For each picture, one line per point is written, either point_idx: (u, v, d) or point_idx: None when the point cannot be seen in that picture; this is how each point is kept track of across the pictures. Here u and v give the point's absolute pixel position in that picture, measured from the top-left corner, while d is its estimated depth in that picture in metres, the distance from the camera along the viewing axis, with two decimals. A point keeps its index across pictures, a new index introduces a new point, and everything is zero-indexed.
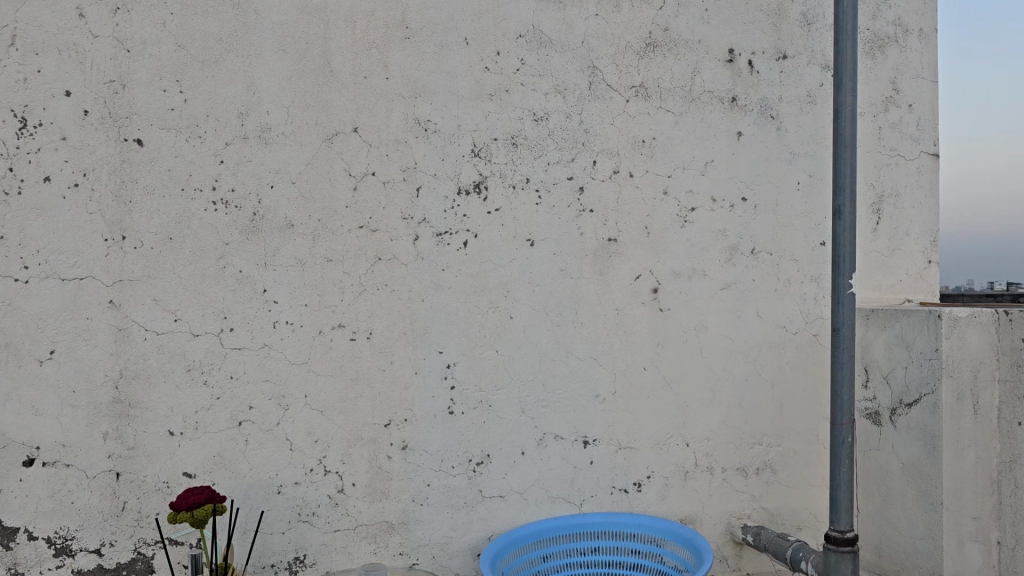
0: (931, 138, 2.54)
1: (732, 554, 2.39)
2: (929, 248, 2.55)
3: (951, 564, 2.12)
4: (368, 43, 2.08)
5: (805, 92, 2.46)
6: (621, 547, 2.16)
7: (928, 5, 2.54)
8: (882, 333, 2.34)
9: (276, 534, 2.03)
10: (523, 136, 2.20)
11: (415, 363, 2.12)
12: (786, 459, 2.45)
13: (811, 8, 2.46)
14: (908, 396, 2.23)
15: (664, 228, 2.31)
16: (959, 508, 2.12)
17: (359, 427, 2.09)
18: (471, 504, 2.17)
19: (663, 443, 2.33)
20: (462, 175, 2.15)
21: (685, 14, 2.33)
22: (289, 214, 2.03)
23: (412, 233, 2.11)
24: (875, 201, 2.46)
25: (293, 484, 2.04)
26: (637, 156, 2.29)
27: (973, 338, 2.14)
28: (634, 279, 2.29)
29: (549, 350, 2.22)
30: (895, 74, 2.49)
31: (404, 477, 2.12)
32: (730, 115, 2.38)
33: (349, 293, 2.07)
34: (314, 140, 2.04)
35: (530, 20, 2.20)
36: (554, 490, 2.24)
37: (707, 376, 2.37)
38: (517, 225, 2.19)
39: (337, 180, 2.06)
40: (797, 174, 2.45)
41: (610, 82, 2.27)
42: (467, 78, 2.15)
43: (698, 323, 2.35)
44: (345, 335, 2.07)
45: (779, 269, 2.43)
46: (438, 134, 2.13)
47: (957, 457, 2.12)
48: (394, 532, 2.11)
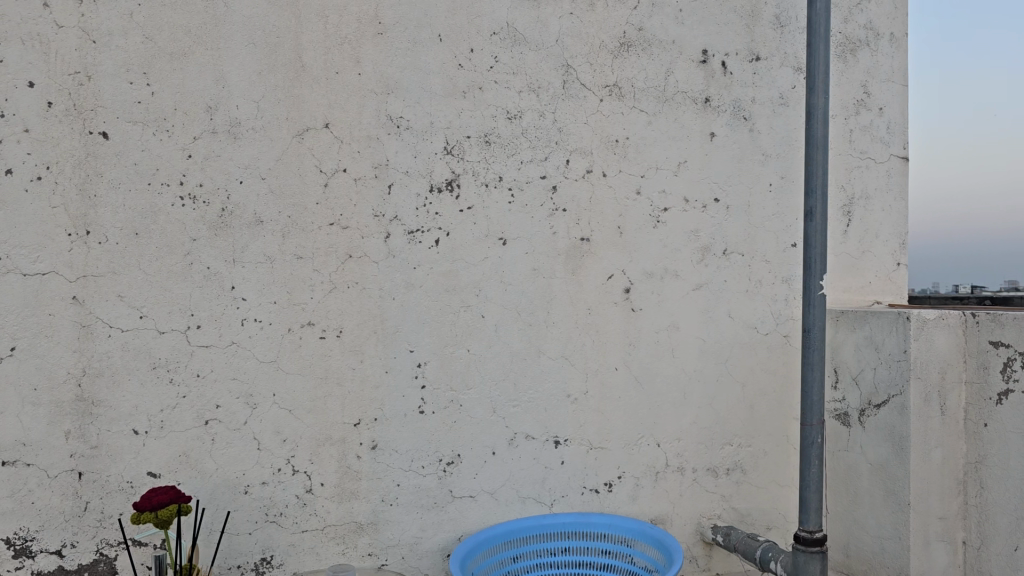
0: (901, 142, 2.56)
1: (702, 555, 2.40)
2: (898, 251, 2.57)
3: (917, 564, 2.14)
4: (341, 38, 2.06)
5: (777, 93, 2.48)
6: (592, 547, 2.16)
7: (899, 9, 2.56)
8: (852, 334, 2.35)
9: (242, 535, 2.00)
10: (496, 134, 2.19)
11: (386, 362, 2.10)
12: (756, 459, 2.46)
13: (784, 10, 2.48)
14: (877, 397, 2.24)
15: (637, 229, 2.31)
16: (925, 508, 2.14)
17: (328, 426, 2.06)
18: (442, 504, 2.16)
19: (634, 443, 2.33)
20: (435, 173, 2.13)
21: (660, 14, 2.33)
22: (258, 210, 2.00)
23: (383, 230, 2.09)
24: (846, 203, 2.48)
25: (260, 484, 2.01)
26: (610, 156, 2.29)
27: (941, 340, 2.16)
28: (607, 279, 2.29)
29: (520, 350, 2.21)
30: (866, 78, 2.51)
31: (373, 477, 2.10)
32: (703, 116, 2.39)
33: (318, 292, 2.05)
34: (285, 135, 2.02)
35: (503, 17, 2.19)
36: (525, 490, 2.23)
37: (678, 377, 2.37)
38: (489, 224, 2.18)
39: (308, 176, 2.04)
40: (769, 176, 2.46)
41: (584, 81, 2.27)
42: (440, 75, 2.14)
43: (670, 323, 2.35)
44: (315, 333, 2.05)
45: (750, 270, 2.44)
46: (411, 131, 2.11)
47: (924, 457, 2.14)
48: (363, 533, 2.09)
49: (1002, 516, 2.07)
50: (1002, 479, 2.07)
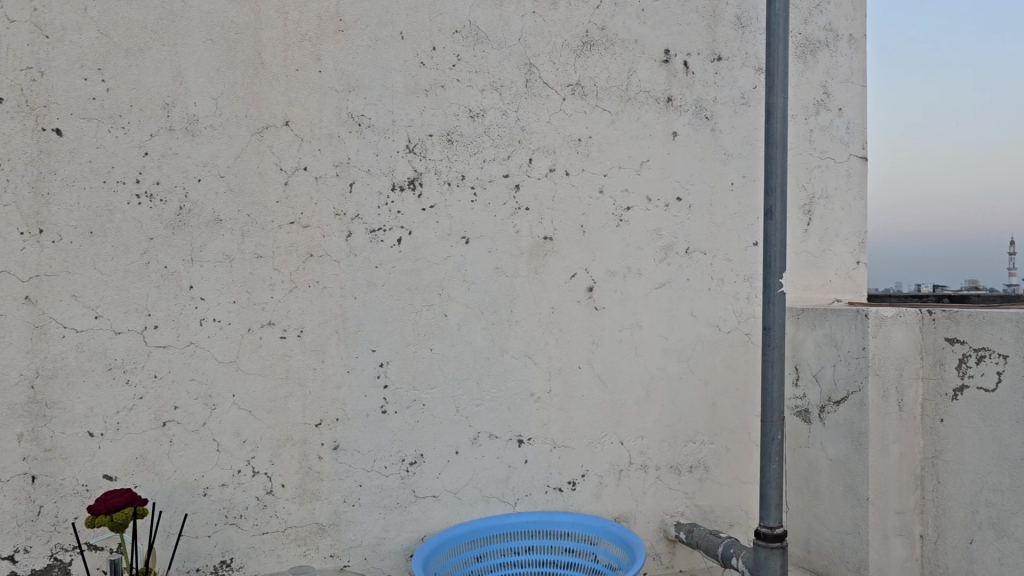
0: (860, 142, 2.60)
1: (666, 552, 2.41)
2: (858, 250, 2.61)
3: (876, 558, 2.17)
4: (300, 35, 2.04)
5: (738, 93, 2.50)
6: (555, 546, 2.16)
7: (858, 10, 2.59)
8: (812, 332, 2.38)
9: (201, 538, 1.98)
10: (458, 132, 2.18)
11: (347, 362, 2.09)
12: (718, 457, 2.48)
13: (745, 11, 2.50)
14: (837, 393, 2.27)
15: (600, 228, 2.32)
16: (884, 503, 2.17)
17: (289, 427, 2.04)
18: (404, 504, 2.14)
19: (598, 441, 2.33)
20: (397, 172, 2.12)
21: (622, 13, 2.34)
22: (217, 209, 1.98)
23: (344, 229, 2.07)
24: (807, 202, 2.50)
25: (219, 486, 1.98)
26: (573, 154, 2.29)
27: (898, 337, 2.19)
28: (569, 278, 2.29)
29: (484, 349, 2.21)
30: (826, 78, 2.54)
31: (335, 478, 2.08)
32: (666, 115, 2.40)
33: (278, 291, 2.02)
34: (244, 133, 2.00)
35: (465, 16, 2.18)
36: (488, 490, 2.22)
37: (642, 375, 2.38)
38: (452, 223, 2.17)
39: (268, 175, 2.01)
40: (731, 175, 2.48)
41: (547, 80, 2.27)
42: (402, 73, 2.13)
43: (633, 322, 2.36)
44: (275, 333, 2.02)
45: (713, 269, 2.46)
46: (372, 129, 2.10)
47: (882, 453, 2.17)
48: (325, 534, 2.08)
49: (958, 509, 2.10)
50: (958, 473, 2.10)
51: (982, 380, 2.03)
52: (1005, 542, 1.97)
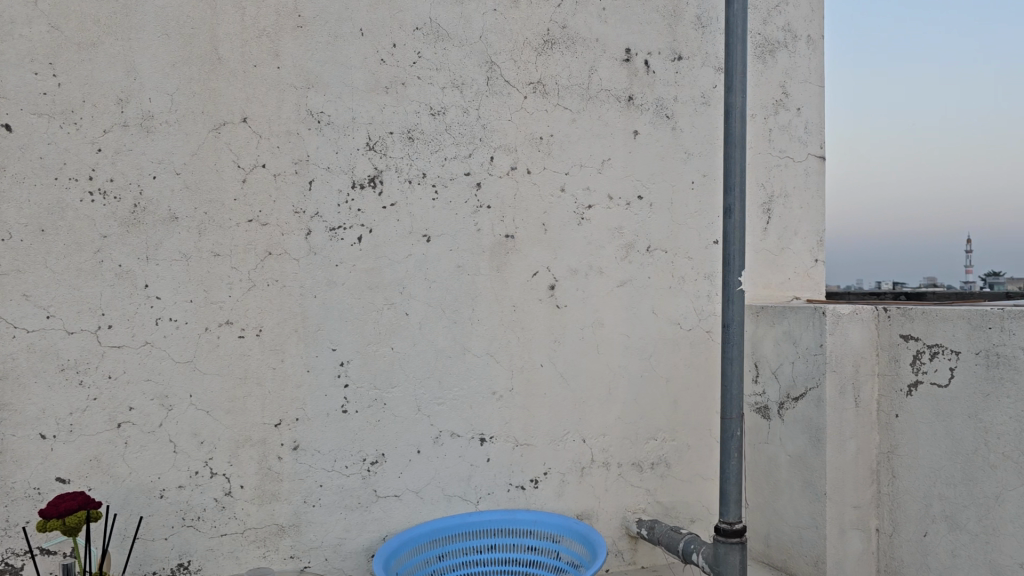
0: (818, 142, 2.63)
1: (628, 548, 2.42)
2: (816, 248, 2.64)
3: (834, 552, 2.20)
4: (258, 30, 2.01)
5: (699, 93, 2.52)
6: (518, 544, 2.17)
7: (816, 12, 2.62)
8: (771, 329, 2.41)
9: (158, 541, 1.95)
10: (419, 130, 2.17)
11: (307, 361, 2.07)
12: (680, 454, 2.50)
13: (705, 11, 2.52)
14: (795, 390, 2.30)
15: (561, 226, 2.32)
16: (841, 498, 2.20)
17: (248, 427, 2.02)
18: (366, 504, 2.13)
19: (560, 439, 2.34)
20: (357, 169, 2.11)
21: (583, 12, 2.35)
22: (173, 206, 1.95)
23: (304, 227, 2.06)
24: (766, 201, 2.53)
25: (176, 488, 1.96)
26: (535, 153, 2.29)
27: (855, 334, 2.22)
28: (531, 276, 2.29)
29: (445, 347, 2.20)
30: (784, 78, 2.56)
31: (295, 478, 2.06)
32: (627, 114, 2.41)
33: (236, 290, 2.00)
34: (201, 130, 1.97)
35: (426, 13, 2.17)
36: (451, 489, 2.22)
37: (604, 372, 2.39)
38: (413, 221, 2.16)
39: (225, 172, 1.99)
40: (692, 174, 2.50)
41: (508, 78, 2.26)
42: (362, 70, 2.11)
43: (594, 320, 2.37)
44: (233, 332, 2.00)
45: (674, 267, 2.48)
46: (332, 126, 2.08)
47: (839, 448, 2.20)
48: (285, 535, 2.06)
49: (913, 503, 2.14)
50: (912, 467, 2.14)
51: (936, 376, 2.07)
52: (957, 534, 2.02)
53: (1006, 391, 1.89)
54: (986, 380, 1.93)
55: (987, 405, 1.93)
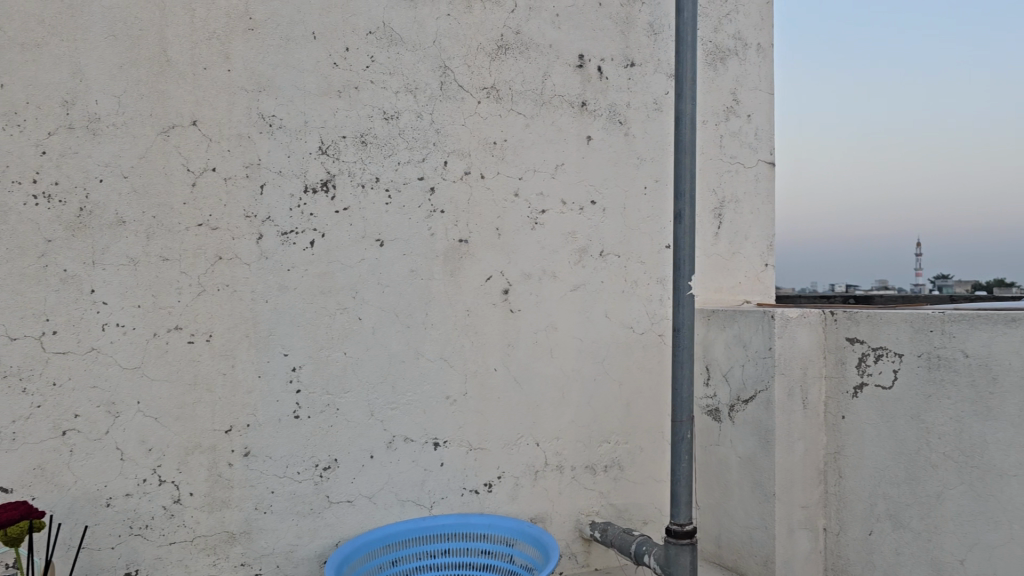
0: (768, 148, 2.68)
1: (581, 551, 2.44)
2: (766, 253, 2.69)
3: (782, 552, 2.24)
4: (208, 32, 1.99)
5: (651, 99, 2.55)
6: (471, 548, 2.17)
7: (766, 21, 2.67)
8: (722, 332, 2.44)
9: (104, 550, 1.91)
10: (372, 134, 2.16)
11: (258, 367, 2.05)
12: (633, 456, 2.53)
13: (657, 19, 2.56)
14: (745, 392, 2.34)
15: (515, 231, 2.34)
16: (790, 498, 2.24)
17: (198, 433, 2.00)
18: (318, 510, 2.12)
19: (513, 443, 2.35)
20: (309, 173, 2.09)
21: (536, 18, 2.37)
22: (120, 211, 1.92)
23: (255, 231, 2.04)
24: (717, 206, 2.57)
25: (124, 496, 1.92)
26: (488, 157, 2.30)
27: (803, 338, 2.26)
28: (485, 281, 2.30)
29: (398, 351, 2.20)
30: (735, 86, 2.61)
31: (246, 485, 2.04)
32: (580, 120, 2.44)
33: (186, 295, 1.98)
34: (149, 132, 1.94)
35: (379, 17, 2.17)
36: (404, 493, 2.22)
37: (558, 376, 2.41)
38: (366, 226, 2.16)
39: (174, 175, 1.96)
40: (644, 179, 2.54)
41: (461, 83, 2.27)
42: (314, 74, 2.10)
43: (548, 324, 2.38)
44: (183, 337, 1.97)
45: (626, 271, 2.50)
46: (284, 130, 2.07)
47: (788, 449, 2.24)
48: (235, 542, 2.04)
49: (858, 503, 2.19)
50: (858, 468, 2.19)
51: (880, 378, 2.12)
52: (900, 532, 2.07)
53: (947, 392, 1.95)
54: (929, 381, 1.99)
55: (929, 406, 1.99)
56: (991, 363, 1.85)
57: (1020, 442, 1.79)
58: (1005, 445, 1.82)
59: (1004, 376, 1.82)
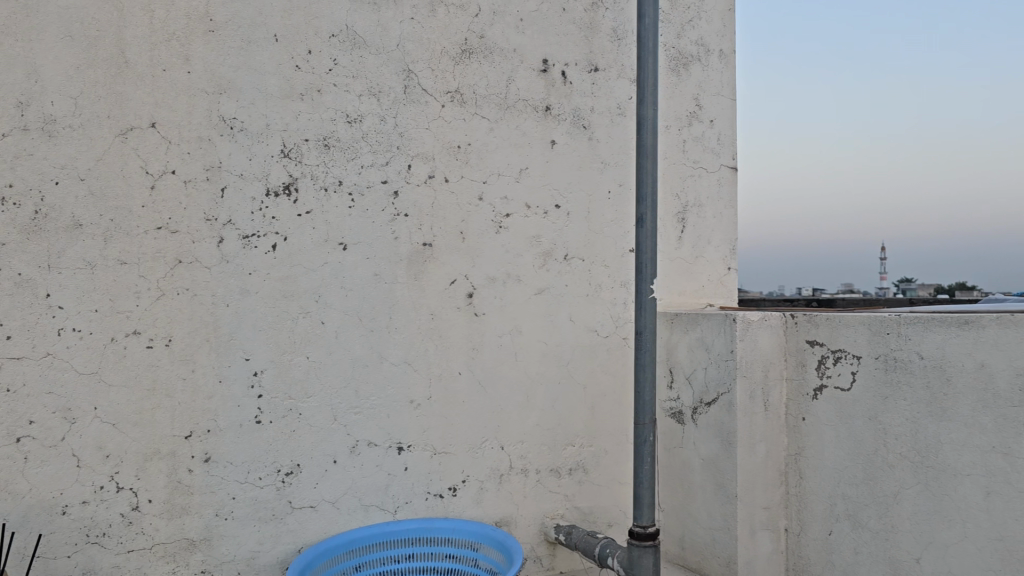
0: (730, 153, 2.71)
1: (546, 554, 2.45)
2: (729, 257, 2.72)
3: (744, 553, 2.27)
4: (168, 34, 1.97)
5: (615, 104, 2.59)
6: (436, 552, 2.16)
7: (728, 27, 2.70)
8: (685, 336, 2.47)
9: (60, 559, 1.87)
10: (335, 137, 2.15)
11: (219, 371, 2.03)
12: (597, 459, 2.55)
13: (620, 24, 2.60)
14: (708, 395, 2.36)
15: (479, 234, 2.34)
16: (751, 499, 2.27)
17: (157, 439, 1.97)
18: (280, 516, 2.10)
19: (478, 447, 2.35)
20: (271, 176, 2.08)
21: (500, 23, 2.38)
22: (77, 213, 1.88)
23: (216, 235, 2.02)
24: (680, 210, 2.59)
25: (80, 504, 1.89)
26: (452, 161, 2.31)
27: (764, 340, 2.28)
28: (449, 284, 2.30)
29: (362, 355, 2.19)
30: (698, 91, 2.63)
31: (206, 491, 2.02)
32: (544, 124, 2.46)
33: (145, 299, 1.95)
34: (106, 134, 1.91)
35: (342, 19, 2.16)
36: (368, 498, 2.20)
37: (522, 379, 2.41)
38: (329, 229, 2.15)
39: (132, 178, 1.94)
40: (608, 183, 2.57)
41: (425, 87, 2.27)
42: (276, 77, 2.08)
43: (512, 327, 2.39)
44: (141, 342, 1.95)
45: (590, 275, 2.53)
46: (245, 133, 2.05)
47: (749, 451, 2.26)
48: (195, 549, 2.01)
49: (818, 503, 2.22)
50: (817, 469, 2.22)
51: (839, 380, 2.15)
52: (859, 532, 2.10)
53: (903, 394, 1.98)
54: (886, 383, 2.02)
55: (886, 408, 2.02)
56: (945, 365, 1.88)
57: (973, 442, 1.83)
58: (959, 445, 1.86)
59: (957, 377, 1.86)
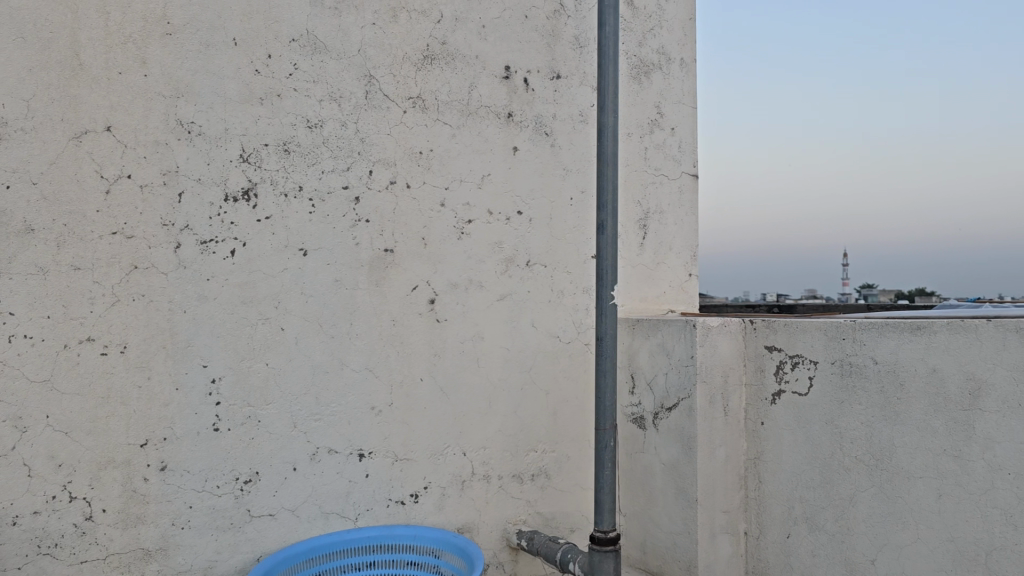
0: (691, 160, 2.74)
1: (508, 560, 2.46)
2: (689, 263, 2.75)
3: (705, 556, 2.28)
4: (124, 36, 1.94)
5: (577, 111, 2.62)
6: (397, 559, 2.15)
7: (689, 36, 2.74)
8: (646, 341, 2.49)
9: (10, 571, 1.83)
10: (295, 142, 2.14)
11: (176, 378, 2.00)
12: (559, 464, 2.57)
13: (582, 32, 2.63)
14: (669, 400, 2.38)
15: (441, 241, 2.34)
16: (711, 504, 2.29)
17: (111, 448, 1.93)
18: (238, 524, 2.07)
19: (440, 453, 2.34)
20: (229, 181, 2.06)
21: (462, 29, 2.39)
22: (29, 218, 1.84)
23: (173, 240, 1.99)
24: (642, 217, 2.61)
25: (31, 514, 1.85)
26: (414, 167, 2.30)
27: (724, 346, 2.31)
28: (411, 290, 2.29)
29: (322, 362, 2.17)
30: (659, 99, 2.66)
31: (162, 500, 1.99)
32: (506, 131, 2.47)
33: (99, 305, 1.91)
34: (60, 137, 1.87)
35: (303, 24, 2.15)
36: (328, 506, 2.19)
37: (484, 385, 2.42)
38: (288, 234, 2.13)
39: (87, 182, 1.90)
40: (570, 190, 2.60)
41: (387, 92, 2.26)
42: (235, 81, 2.07)
43: (474, 333, 2.39)
44: (95, 349, 1.91)
45: (553, 281, 2.55)
46: (203, 137, 2.03)
47: (709, 455, 2.28)
48: (150, 559, 1.98)
49: (776, 506, 2.25)
50: (776, 472, 2.24)
51: (797, 385, 2.17)
52: (816, 534, 2.13)
53: (858, 398, 2.01)
54: (842, 388, 2.05)
55: (842, 412, 2.05)
56: (899, 369, 1.92)
57: (925, 446, 1.86)
58: (912, 449, 1.89)
59: (910, 382, 1.89)
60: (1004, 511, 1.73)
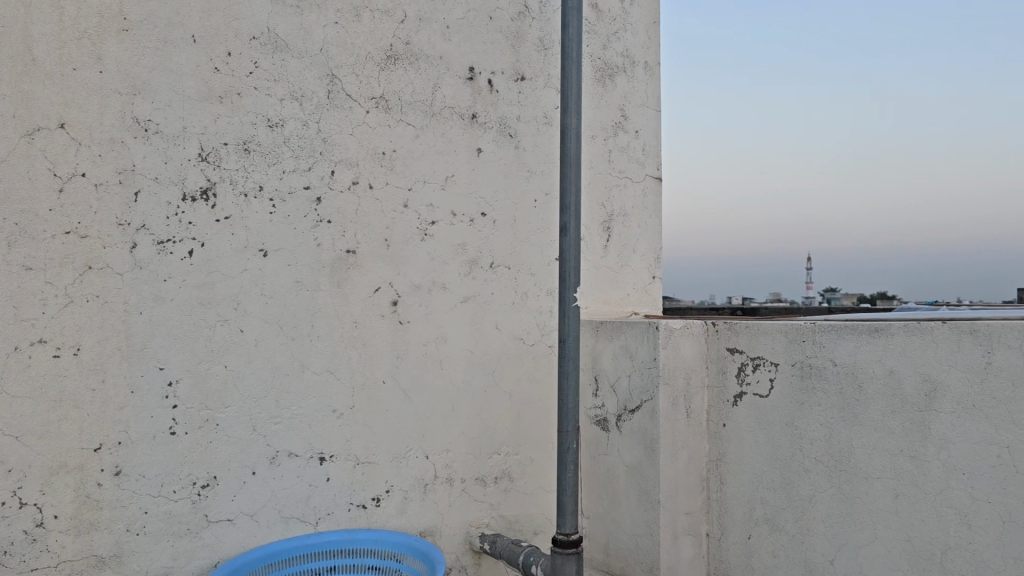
0: (654, 163, 2.76)
1: (471, 563, 2.45)
2: (653, 266, 2.77)
3: (667, 558, 2.29)
4: (78, 31, 1.90)
5: (541, 113, 2.62)
6: (358, 564, 2.13)
7: (653, 39, 2.76)
8: (609, 343, 2.49)
9: None
10: (255, 142, 2.11)
11: (131, 381, 1.95)
12: (522, 467, 2.56)
13: (547, 34, 2.63)
14: (632, 402, 2.39)
15: (404, 242, 2.32)
16: (674, 505, 2.30)
17: (63, 452, 1.88)
18: (195, 530, 2.04)
19: (402, 456, 2.33)
20: (188, 181, 2.02)
21: (426, 29, 2.38)
22: None
23: (129, 240, 1.95)
24: (607, 219, 2.62)
25: None
26: (377, 168, 2.29)
27: (686, 348, 2.32)
28: (373, 292, 2.27)
29: (283, 364, 2.14)
30: (623, 102, 2.67)
31: (116, 506, 1.94)
32: (470, 132, 2.47)
33: (52, 306, 1.86)
34: (11, 134, 1.82)
35: (264, 22, 2.12)
36: (288, 510, 2.16)
37: (447, 388, 2.41)
38: (248, 235, 2.10)
39: (39, 180, 1.85)
40: (534, 192, 2.60)
41: (350, 92, 2.25)
42: (194, 79, 2.03)
43: (437, 335, 2.38)
44: (48, 351, 1.86)
45: (517, 283, 2.55)
46: (160, 135, 1.99)
47: (672, 457, 2.29)
48: (104, 567, 1.93)
49: (738, 507, 2.26)
50: (737, 474, 2.26)
51: (758, 387, 2.19)
52: (776, 535, 2.14)
53: (818, 399, 2.03)
54: (802, 389, 2.07)
55: (802, 413, 2.07)
56: (857, 371, 1.94)
57: (883, 446, 1.89)
58: (869, 449, 1.92)
59: (868, 384, 1.92)
60: (958, 510, 1.76)
